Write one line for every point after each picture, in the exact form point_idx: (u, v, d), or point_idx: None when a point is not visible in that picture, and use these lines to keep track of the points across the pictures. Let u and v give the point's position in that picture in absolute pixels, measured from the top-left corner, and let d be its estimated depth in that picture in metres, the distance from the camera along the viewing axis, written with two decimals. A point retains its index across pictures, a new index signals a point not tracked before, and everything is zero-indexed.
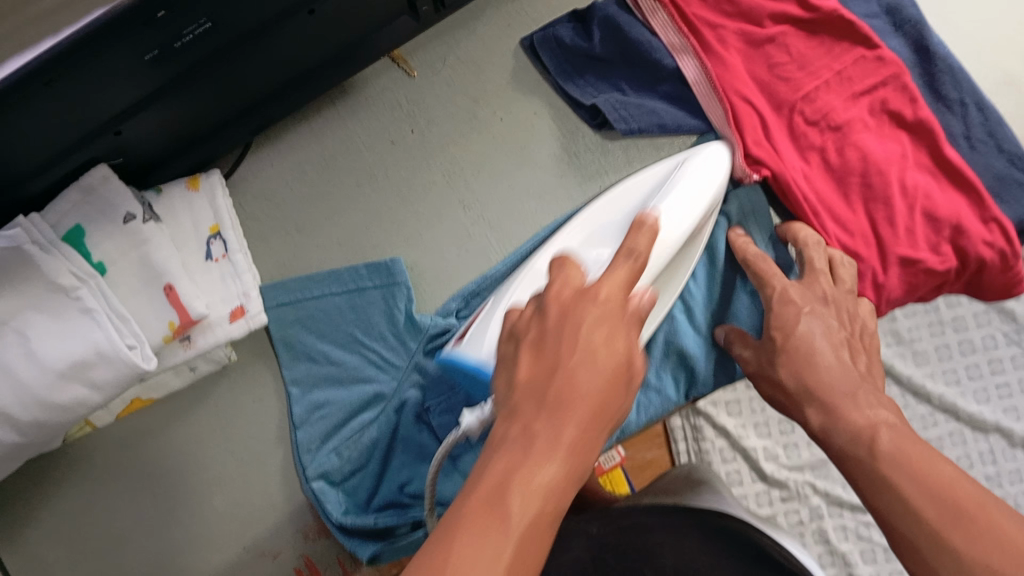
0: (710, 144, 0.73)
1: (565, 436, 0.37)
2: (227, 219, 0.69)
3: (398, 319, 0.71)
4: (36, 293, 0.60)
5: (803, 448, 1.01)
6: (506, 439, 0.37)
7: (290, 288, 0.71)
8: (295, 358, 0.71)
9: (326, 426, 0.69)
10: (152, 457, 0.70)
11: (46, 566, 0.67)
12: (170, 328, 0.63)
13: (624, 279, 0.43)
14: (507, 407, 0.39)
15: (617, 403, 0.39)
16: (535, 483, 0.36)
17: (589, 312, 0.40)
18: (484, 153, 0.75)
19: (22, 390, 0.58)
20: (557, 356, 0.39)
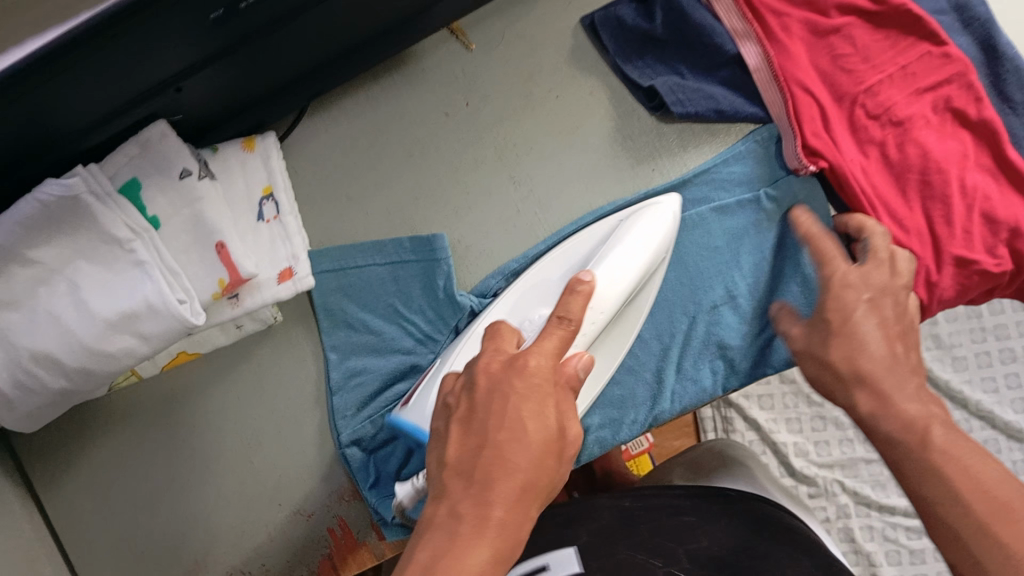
0: (768, 131, 0.73)
1: (492, 512, 0.42)
2: (279, 181, 0.70)
3: (439, 292, 0.72)
4: (89, 243, 0.61)
5: (834, 446, 1.04)
6: (435, 523, 0.43)
7: (333, 257, 0.71)
8: (335, 326, 0.71)
9: (363, 394, 0.71)
10: (192, 411, 0.71)
11: (87, 509, 0.69)
12: (219, 285, 0.64)
13: (560, 344, 0.50)
14: (440, 483, 0.45)
15: (548, 475, 0.45)
16: (461, 564, 0.40)
17: (515, 383, 0.46)
18: (537, 130, 0.75)
19: (70, 336, 0.59)
20: (482, 437, 0.45)
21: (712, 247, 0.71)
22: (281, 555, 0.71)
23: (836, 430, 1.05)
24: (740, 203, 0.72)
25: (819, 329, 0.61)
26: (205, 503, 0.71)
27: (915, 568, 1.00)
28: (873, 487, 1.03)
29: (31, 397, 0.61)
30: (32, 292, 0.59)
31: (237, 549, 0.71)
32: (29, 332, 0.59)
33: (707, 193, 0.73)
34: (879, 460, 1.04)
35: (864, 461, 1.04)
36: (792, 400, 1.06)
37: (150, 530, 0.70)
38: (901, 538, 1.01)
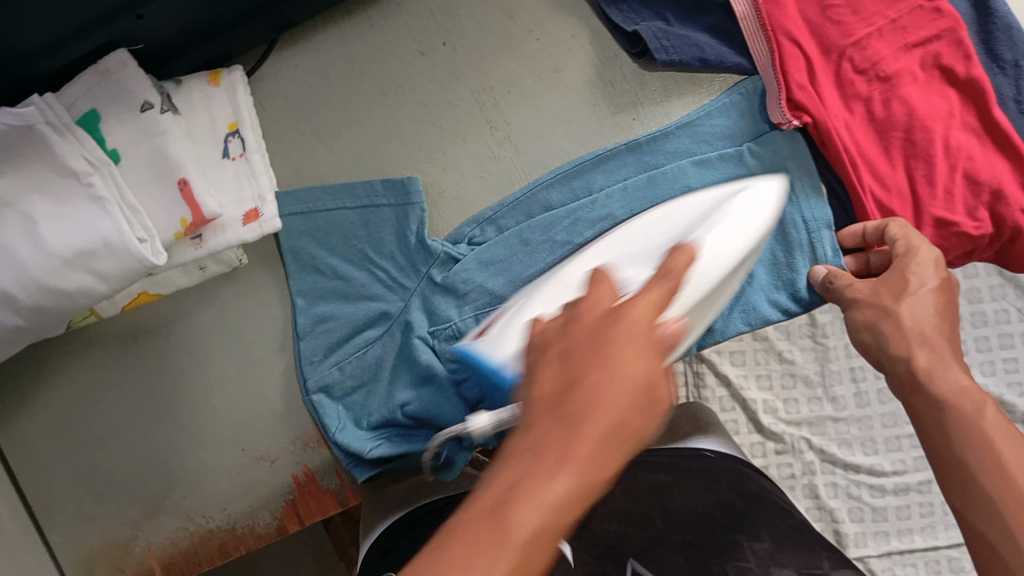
0: (754, 83, 0.70)
1: (577, 448, 0.35)
2: (246, 117, 0.67)
3: (410, 239, 0.69)
4: (45, 176, 0.58)
5: (803, 403, 1.05)
6: (514, 452, 0.36)
7: (301, 199, 0.69)
8: (302, 271, 0.69)
9: (330, 340, 0.68)
10: (151, 354, 0.69)
11: (43, 450, 0.68)
12: (181, 224, 0.62)
13: (657, 302, 0.42)
14: (522, 419, 0.38)
15: (637, 422, 0.38)
16: (544, 494, 0.34)
17: (614, 329, 0.39)
18: (515, 74, 0.72)
19: (21, 271, 0.57)
20: (575, 371, 0.38)
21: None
22: (244, 499, 0.69)
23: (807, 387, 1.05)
24: (723, 156, 0.69)
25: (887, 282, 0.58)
26: (166, 447, 0.69)
27: (875, 525, 1.03)
28: (839, 446, 1.04)
29: None
30: None
31: (197, 494, 0.69)
32: None
33: (689, 145, 0.70)
34: (847, 419, 1.05)
35: (831, 419, 1.04)
36: (763, 356, 1.05)
37: (105, 474, 0.68)
38: (865, 496, 1.04)
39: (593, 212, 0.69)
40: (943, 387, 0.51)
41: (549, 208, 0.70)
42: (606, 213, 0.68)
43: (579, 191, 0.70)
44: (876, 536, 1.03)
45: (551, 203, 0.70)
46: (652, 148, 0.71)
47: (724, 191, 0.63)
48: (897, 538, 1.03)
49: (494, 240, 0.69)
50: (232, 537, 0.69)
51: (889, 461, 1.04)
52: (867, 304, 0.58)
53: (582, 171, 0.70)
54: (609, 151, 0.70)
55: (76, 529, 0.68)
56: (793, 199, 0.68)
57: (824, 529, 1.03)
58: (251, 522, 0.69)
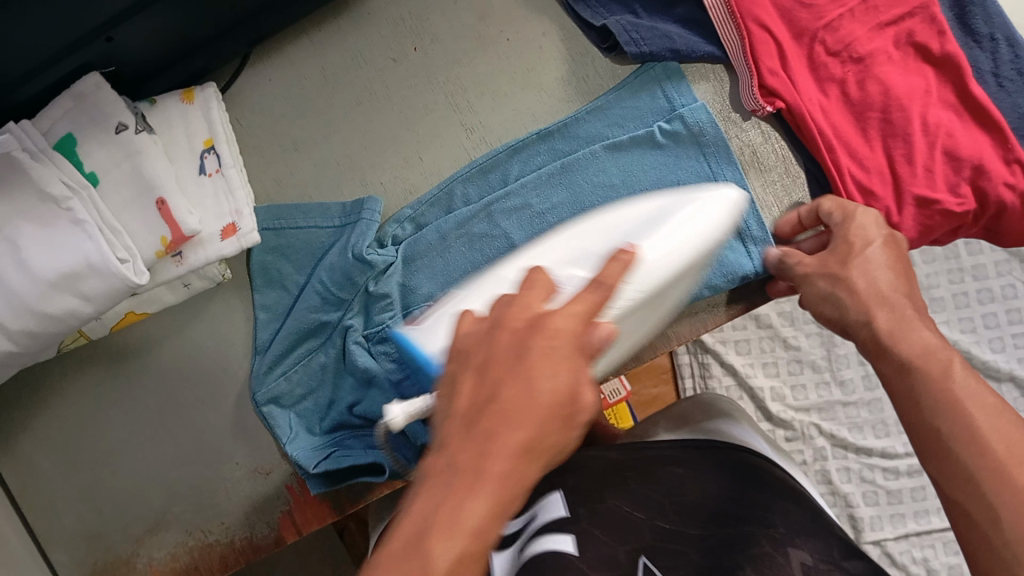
0: (662, 66, 0.70)
1: (493, 465, 0.38)
2: (222, 133, 0.67)
3: (348, 254, 0.68)
4: (27, 202, 0.59)
5: (811, 389, 1.05)
6: (432, 474, 0.39)
7: (275, 214, 0.70)
8: (269, 286, 0.70)
9: (275, 353, 0.69)
10: (139, 375, 0.70)
11: (41, 477, 0.69)
12: (162, 242, 0.62)
13: (582, 311, 0.44)
14: (440, 433, 0.41)
15: (551, 437, 0.41)
16: (459, 520, 0.37)
17: (536, 343, 0.41)
18: (489, 74, 0.73)
19: (13, 298, 0.58)
20: (490, 393, 0.40)
21: (610, 185, 0.67)
22: (244, 511, 0.70)
23: (814, 373, 1.06)
24: (634, 139, 0.68)
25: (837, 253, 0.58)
26: (164, 463, 0.70)
27: (891, 508, 1.03)
28: (851, 430, 1.05)
29: None
30: None
31: (196, 509, 0.70)
32: None
33: (600, 129, 0.70)
34: (857, 402, 1.05)
35: (840, 403, 1.05)
36: (768, 343, 1.06)
37: (107, 491, 0.69)
38: (879, 479, 1.03)
39: (509, 203, 0.68)
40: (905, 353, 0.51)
41: (469, 202, 0.70)
42: (521, 203, 0.68)
43: (496, 183, 0.70)
44: (892, 519, 1.03)
45: (469, 197, 0.70)
46: (564, 136, 0.70)
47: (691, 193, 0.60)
48: (914, 520, 1.02)
49: (413, 238, 0.69)
50: (232, 550, 0.70)
51: (901, 442, 1.04)
52: (819, 276, 0.58)
53: (497, 163, 0.70)
54: (523, 142, 0.70)
55: (79, 550, 0.69)
56: (709, 174, 0.67)
57: (838, 514, 1.03)
58: (249, 534, 0.70)
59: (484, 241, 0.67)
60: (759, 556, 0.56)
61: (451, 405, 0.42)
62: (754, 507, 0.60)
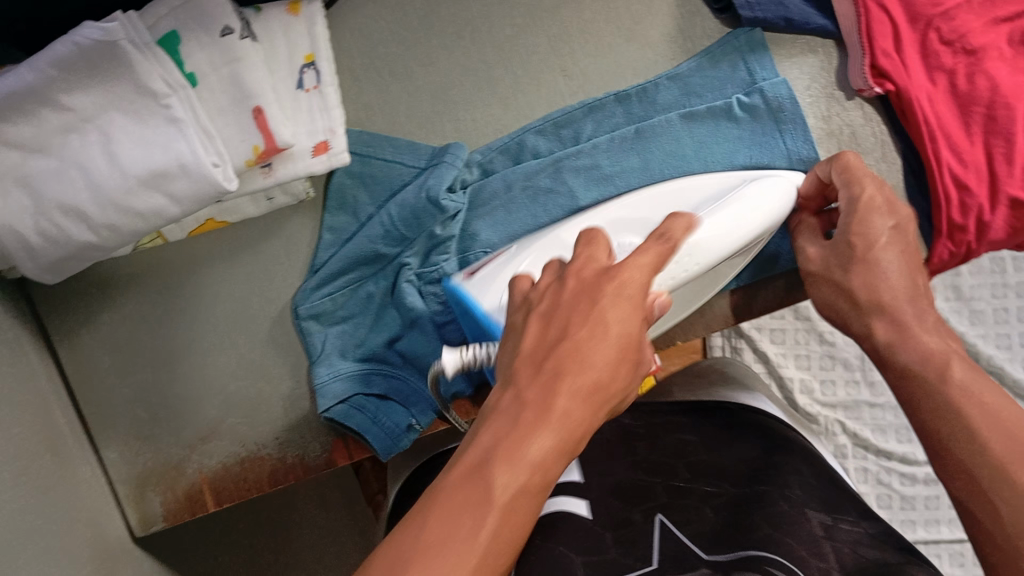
0: (746, 36, 0.70)
1: (555, 401, 0.41)
2: (323, 50, 0.66)
3: (422, 194, 0.68)
4: (125, 94, 0.59)
5: (839, 386, 1.07)
6: (498, 408, 0.41)
7: (366, 141, 0.70)
8: (340, 210, 0.70)
9: (328, 272, 0.69)
10: (211, 285, 0.71)
11: (101, 372, 0.70)
12: (254, 152, 0.63)
13: (648, 263, 0.47)
14: (506, 372, 0.43)
15: (620, 380, 0.43)
16: (524, 452, 0.39)
17: (605, 288, 0.45)
18: (593, 23, 0.72)
19: (99, 190, 0.59)
20: (560, 332, 0.43)
21: (678, 155, 0.67)
22: (301, 430, 0.71)
23: (847, 371, 1.07)
24: (709, 111, 0.68)
25: (839, 253, 0.59)
26: (223, 373, 0.71)
27: (903, 513, 1.03)
28: (873, 431, 1.05)
29: (54, 248, 0.61)
30: (64, 139, 0.59)
31: (252, 420, 0.71)
32: (57, 181, 0.59)
33: (678, 98, 0.70)
34: (884, 406, 1.06)
35: (867, 404, 1.06)
36: (806, 336, 1.07)
37: (165, 393, 0.70)
38: (895, 484, 1.04)
39: (579, 161, 0.68)
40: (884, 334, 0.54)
41: (537, 155, 0.70)
42: (590, 163, 0.68)
43: (568, 141, 0.70)
44: (903, 523, 1.03)
45: (539, 151, 0.70)
46: (645, 101, 0.70)
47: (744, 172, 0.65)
48: (923, 528, 1.02)
49: (479, 185, 0.70)
50: (284, 466, 0.71)
51: (922, 450, 1.04)
52: (823, 278, 0.60)
53: (570, 120, 0.71)
54: (598, 100, 0.70)
55: (132, 447, 0.70)
56: (785, 150, 0.67)
57: None
58: (301, 453, 0.71)
59: (547, 197, 0.67)
60: (778, 511, 0.57)
61: (517, 343, 0.44)
62: (761, 468, 0.64)
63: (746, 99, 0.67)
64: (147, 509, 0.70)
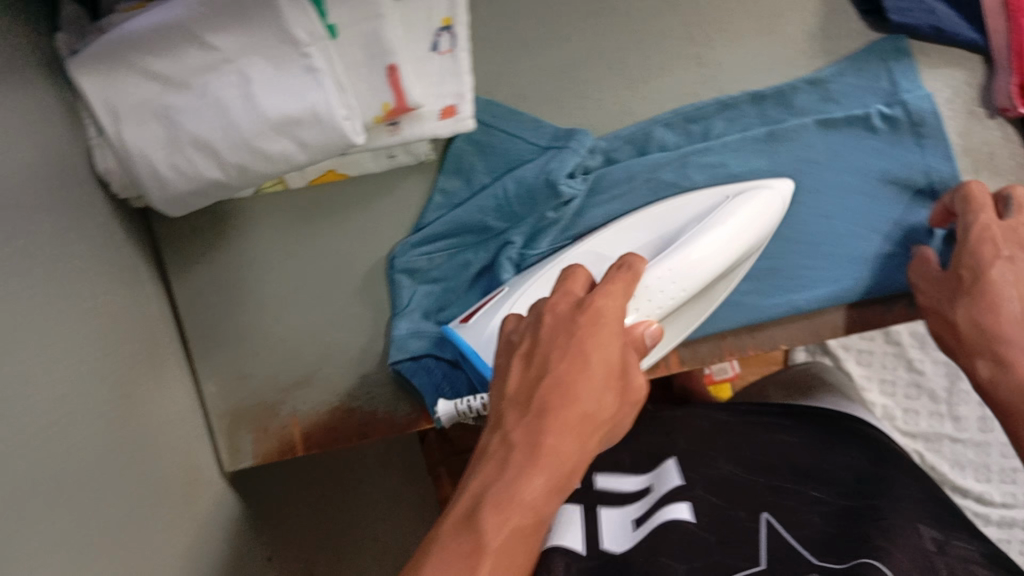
0: (895, 45, 0.70)
1: (544, 441, 0.42)
2: (460, 13, 0.66)
3: (542, 175, 0.69)
4: (267, 40, 0.60)
5: (922, 417, 1.06)
6: (488, 452, 0.44)
7: (494, 112, 0.71)
8: (455, 174, 0.71)
9: (431, 236, 0.71)
10: (321, 236, 0.72)
11: (210, 307, 0.72)
12: (383, 109, 0.64)
13: (628, 280, 0.49)
14: (497, 413, 0.45)
15: (608, 410, 0.45)
16: (516, 495, 0.41)
17: (579, 322, 0.46)
18: (736, 12, 0.72)
19: (233, 129, 0.61)
20: (541, 369, 0.45)
21: (812, 161, 0.69)
22: (392, 388, 0.72)
23: (932, 403, 1.06)
24: (848, 120, 0.69)
25: (949, 284, 0.60)
26: (324, 322, 0.72)
27: None
28: (952, 467, 1.04)
29: (181, 180, 0.63)
30: (202, 78, 0.60)
31: (348, 371, 0.72)
32: (193, 116, 0.61)
33: (817, 102, 0.71)
34: (965, 442, 1.04)
35: (948, 438, 1.04)
36: (892, 361, 1.08)
37: (266, 334, 0.73)
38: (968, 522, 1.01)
39: (707, 157, 0.70)
40: (985, 371, 0.53)
41: (663, 146, 0.71)
42: (720, 160, 0.69)
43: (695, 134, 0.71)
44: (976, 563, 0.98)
45: (666, 143, 0.71)
46: (781, 102, 0.71)
47: (731, 187, 0.67)
48: None
49: (603, 172, 0.71)
50: (372, 419, 0.71)
51: (999, 491, 1.01)
52: (932, 311, 0.61)
53: (703, 114, 0.71)
54: (733, 98, 0.71)
55: (230, 385, 0.72)
56: (925, 166, 0.68)
57: None
58: (391, 409, 0.71)
59: (670, 189, 0.69)
60: (889, 526, 0.56)
61: (503, 384, 0.46)
62: (870, 478, 0.63)
63: (888, 111, 0.69)
64: (239, 446, 0.72)
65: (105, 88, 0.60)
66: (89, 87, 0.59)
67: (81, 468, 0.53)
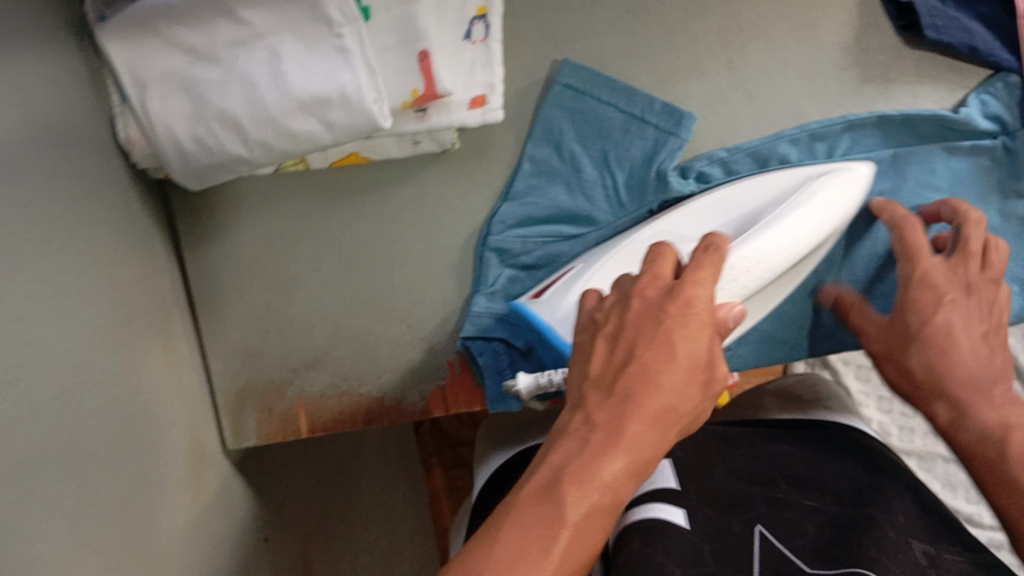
0: (1003, 83, 0.71)
1: (626, 426, 0.42)
2: (495, 3, 0.66)
3: (652, 167, 0.71)
4: (299, 19, 0.59)
5: (917, 435, 1.05)
6: (569, 430, 0.43)
7: (585, 78, 0.71)
8: (545, 141, 0.72)
9: (530, 214, 0.71)
10: (343, 219, 0.72)
11: (221, 283, 0.72)
12: (412, 94, 0.63)
13: (710, 278, 0.45)
14: (580, 390, 0.45)
15: (690, 399, 0.43)
16: (591, 474, 0.41)
17: (669, 309, 0.44)
18: (771, 21, 0.72)
19: (260, 106, 0.60)
20: (628, 352, 0.44)
21: (925, 178, 0.71)
22: (401, 374, 0.72)
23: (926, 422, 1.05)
24: (973, 149, 0.71)
25: (897, 331, 0.65)
26: (338, 305, 0.72)
27: None
28: (942, 488, 1.02)
29: (205, 154, 0.63)
30: (233, 53, 0.59)
31: (357, 355, 0.72)
32: (221, 89, 0.60)
33: (940, 127, 0.71)
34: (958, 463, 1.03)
35: (942, 458, 1.03)
36: None
37: (278, 315, 0.72)
38: None
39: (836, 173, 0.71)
40: (945, 415, 0.60)
41: (785, 162, 0.71)
42: None
43: (820, 153, 0.71)
44: None
45: (788, 157, 0.71)
46: (900, 120, 0.71)
47: (819, 166, 0.68)
48: None
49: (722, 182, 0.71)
50: (378, 406, 0.71)
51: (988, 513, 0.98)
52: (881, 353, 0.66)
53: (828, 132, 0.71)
54: (862, 119, 0.71)
55: (238, 363, 0.72)
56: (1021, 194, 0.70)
57: None
58: (399, 397, 0.71)
59: None
60: (879, 535, 0.56)
61: (586, 365, 0.46)
62: (864, 487, 0.63)
63: (1013, 144, 0.70)
64: (242, 424, 0.72)
65: (130, 56, 0.59)
66: (115, 55, 0.59)
67: (96, 439, 0.53)
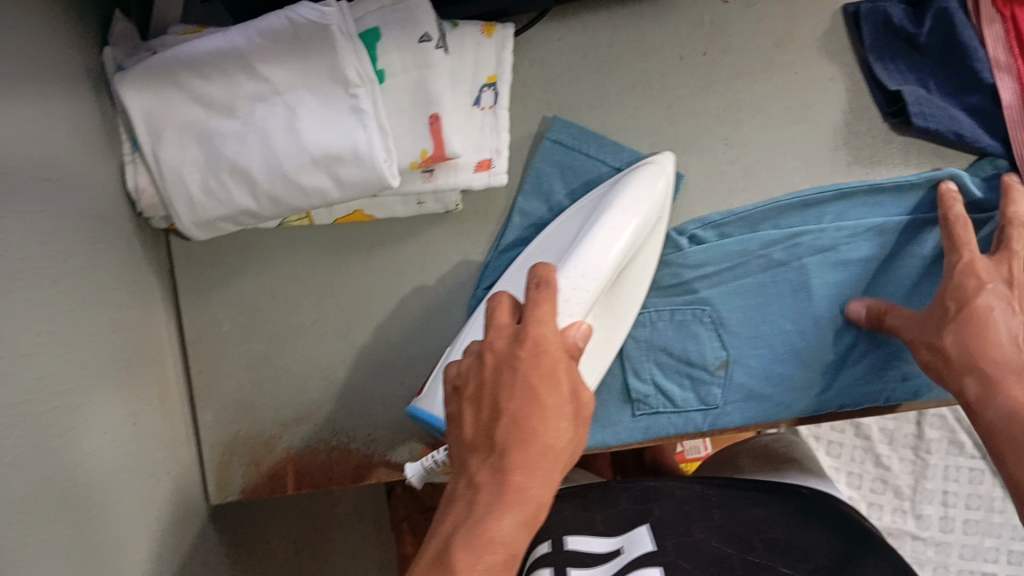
0: (993, 165, 0.73)
1: (509, 480, 0.44)
2: (505, 73, 0.70)
3: None
4: (319, 79, 0.61)
5: (886, 512, 1.07)
6: (456, 496, 0.46)
7: (575, 135, 0.74)
8: (535, 195, 0.74)
9: None
10: (339, 273, 0.73)
11: (216, 332, 0.72)
12: (420, 155, 0.65)
13: (550, 310, 0.50)
14: (462, 459, 0.48)
15: (564, 436, 0.46)
16: (483, 532, 0.42)
17: (519, 357, 0.47)
18: (765, 102, 0.76)
19: (274, 161, 0.61)
20: (493, 411, 0.46)
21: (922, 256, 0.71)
22: (393, 430, 0.71)
23: (895, 498, 1.07)
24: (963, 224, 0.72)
25: (937, 314, 0.64)
26: (334, 357, 0.72)
27: None
28: (910, 564, 1.05)
29: (213, 205, 0.64)
30: (249, 105, 0.61)
31: (348, 409, 0.72)
32: (238, 143, 0.62)
33: None
34: (925, 539, 1.05)
35: (910, 535, 1.05)
36: (861, 454, 1.10)
37: (273, 368, 0.72)
38: None
39: (822, 239, 0.72)
40: (974, 389, 0.60)
41: (775, 226, 0.74)
42: (829, 245, 0.72)
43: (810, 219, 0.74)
44: None
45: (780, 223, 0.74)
46: (892, 193, 0.73)
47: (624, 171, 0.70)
48: None
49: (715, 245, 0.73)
50: (368, 463, 0.71)
51: None
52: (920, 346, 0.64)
53: (820, 200, 0.73)
54: (851, 188, 0.73)
55: (229, 415, 0.72)
56: None
57: None
58: (389, 454, 0.71)
59: (781, 268, 0.72)
60: None
61: (460, 429, 0.48)
62: (846, 562, 0.62)
63: None
64: (229, 475, 0.71)
65: (148, 101, 0.60)
66: (132, 97, 0.60)
67: (94, 486, 0.53)
